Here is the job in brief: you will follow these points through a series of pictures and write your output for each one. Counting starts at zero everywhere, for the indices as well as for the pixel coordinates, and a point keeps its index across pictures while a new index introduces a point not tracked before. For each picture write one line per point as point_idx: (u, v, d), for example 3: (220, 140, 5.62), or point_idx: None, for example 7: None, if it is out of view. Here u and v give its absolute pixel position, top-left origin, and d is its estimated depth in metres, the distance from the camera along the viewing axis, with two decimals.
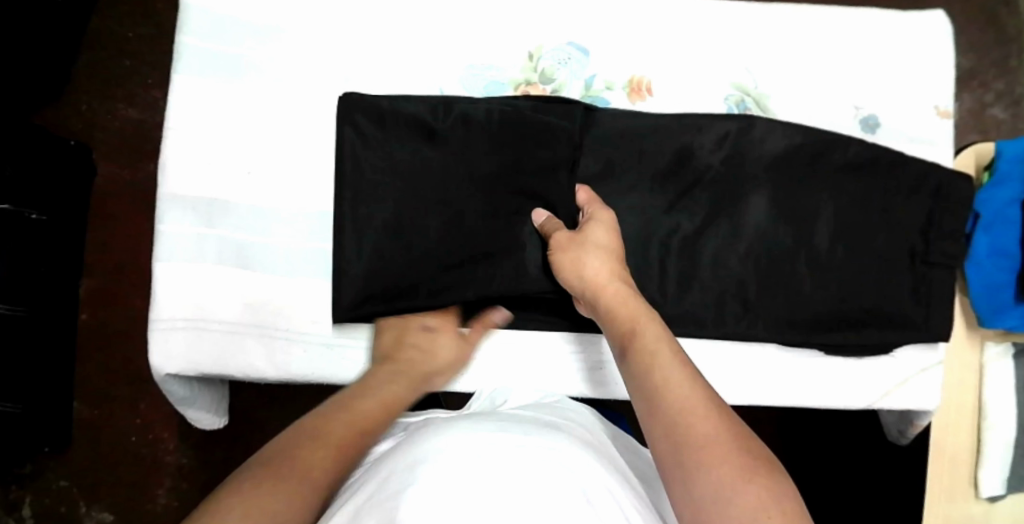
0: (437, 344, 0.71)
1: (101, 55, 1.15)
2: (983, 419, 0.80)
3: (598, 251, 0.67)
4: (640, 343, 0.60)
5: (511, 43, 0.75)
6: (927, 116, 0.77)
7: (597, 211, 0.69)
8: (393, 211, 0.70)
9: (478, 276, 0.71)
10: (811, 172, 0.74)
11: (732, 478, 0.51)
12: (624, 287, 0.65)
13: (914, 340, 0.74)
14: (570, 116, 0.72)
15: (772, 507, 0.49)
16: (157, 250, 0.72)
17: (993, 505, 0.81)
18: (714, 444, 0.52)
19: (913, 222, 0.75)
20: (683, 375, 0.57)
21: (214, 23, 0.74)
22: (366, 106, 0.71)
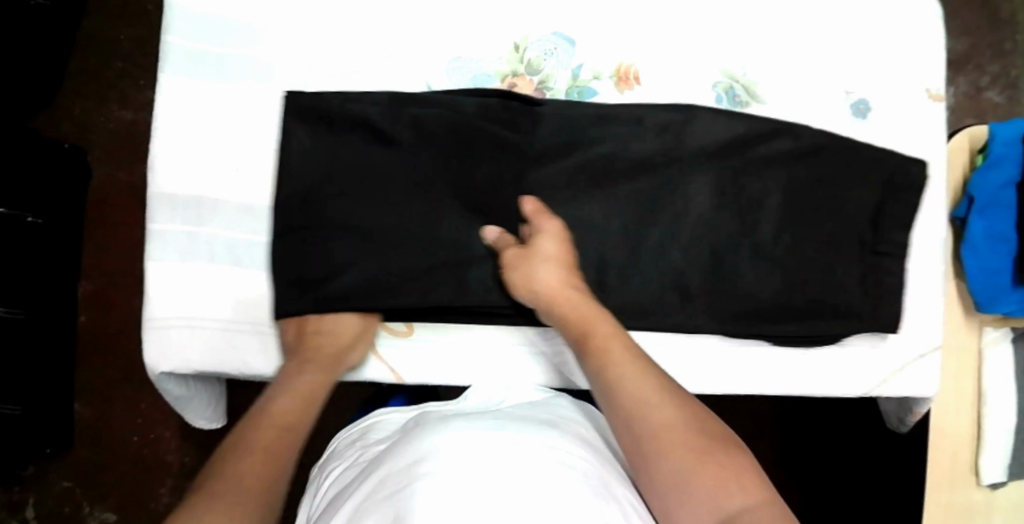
0: (342, 326, 0.69)
1: (92, 58, 1.15)
2: (982, 405, 0.79)
3: (550, 263, 0.67)
4: (598, 343, 0.62)
5: (497, 35, 0.74)
6: (919, 100, 0.76)
7: (546, 223, 0.69)
8: (334, 212, 0.70)
9: (419, 277, 0.70)
10: (752, 161, 0.73)
11: (691, 462, 0.55)
12: (578, 293, 0.66)
13: (863, 332, 0.73)
14: (513, 113, 0.71)
15: (732, 485, 0.54)
16: (148, 250, 0.72)
17: (994, 491, 0.81)
18: (673, 431, 0.56)
19: (860, 211, 0.74)
20: (637, 370, 0.59)
21: (199, 22, 0.74)
22: (310, 105, 0.70)
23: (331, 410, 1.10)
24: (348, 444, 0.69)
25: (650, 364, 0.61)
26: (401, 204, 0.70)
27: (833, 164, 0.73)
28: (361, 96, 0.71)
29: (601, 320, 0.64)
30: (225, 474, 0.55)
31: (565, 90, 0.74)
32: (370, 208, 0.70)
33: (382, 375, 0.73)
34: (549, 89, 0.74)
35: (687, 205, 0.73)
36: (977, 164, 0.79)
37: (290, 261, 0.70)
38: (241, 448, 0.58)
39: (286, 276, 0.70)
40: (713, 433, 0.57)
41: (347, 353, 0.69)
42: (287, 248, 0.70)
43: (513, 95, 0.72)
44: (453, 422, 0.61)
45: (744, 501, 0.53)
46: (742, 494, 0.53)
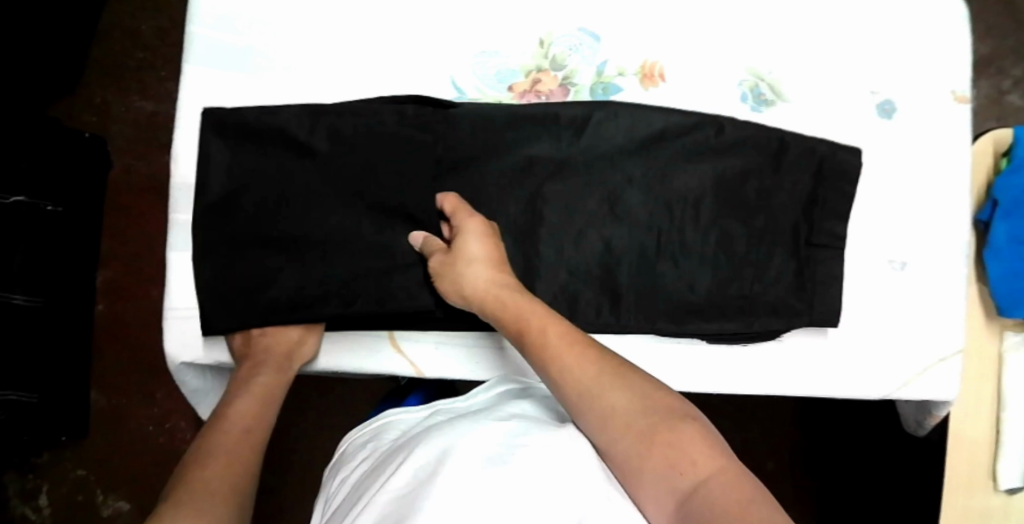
0: (286, 328, 0.70)
1: (115, 48, 1.15)
2: (1002, 409, 0.79)
3: (477, 264, 0.66)
4: (537, 338, 0.62)
5: (522, 29, 0.74)
6: (945, 102, 0.75)
7: (467, 223, 0.67)
8: (255, 226, 0.70)
9: (346, 285, 0.70)
10: (675, 156, 0.72)
11: (638, 445, 0.55)
12: (508, 288, 0.66)
13: (795, 328, 0.71)
14: (428, 120, 0.70)
15: (678, 460, 0.53)
16: (172, 240, 0.73)
17: (1011, 497, 0.80)
18: (618, 416, 0.56)
19: (794, 202, 0.72)
20: (577, 359, 0.60)
21: (224, 13, 0.74)
22: (226, 120, 0.70)
23: (349, 404, 1.11)
24: (360, 442, 0.69)
25: (589, 351, 0.61)
26: (327, 214, 0.70)
27: (846, 176, 0.71)
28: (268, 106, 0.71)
29: (532, 312, 0.64)
30: (191, 479, 0.58)
31: (589, 86, 0.73)
32: (296, 218, 0.70)
33: (402, 368, 0.73)
34: (572, 85, 0.73)
35: (693, 203, 0.72)
36: (1001, 167, 0.79)
37: (224, 275, 0.70)
38: (205, 453, 0.61)
39: (218, 287, 0.70)
40: (661, 412, 0.57)
41: (295, 351, 0.70)
42: (214, 259, 0.70)
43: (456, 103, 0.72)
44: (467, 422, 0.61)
45: (696, 473, 0.53)
46: (692, 467, 0.53)
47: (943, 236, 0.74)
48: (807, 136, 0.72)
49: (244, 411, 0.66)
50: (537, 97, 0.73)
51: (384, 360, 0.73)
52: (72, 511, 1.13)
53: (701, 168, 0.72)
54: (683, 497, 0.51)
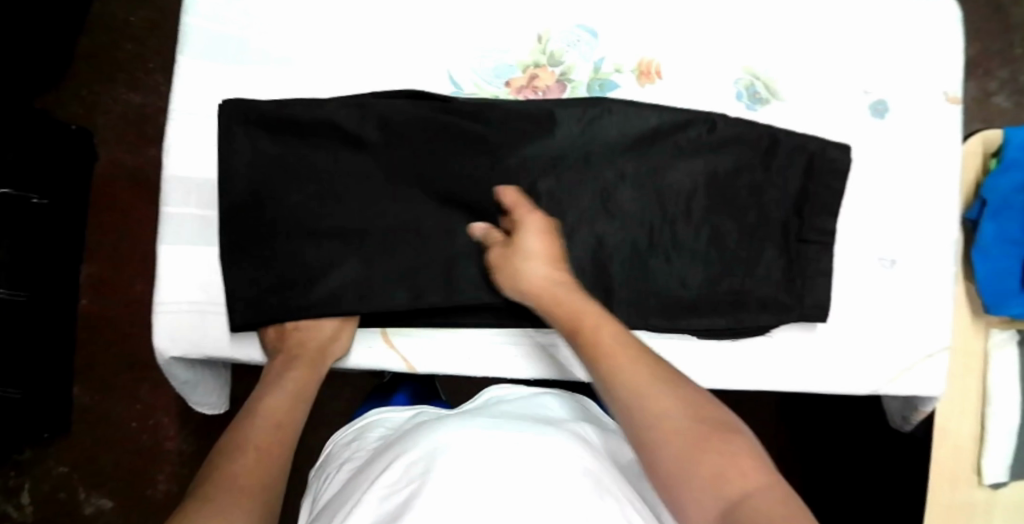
0: (321, 323, 0.71)
1: (101, 39, 1.14)
2: (987, 405, 0.81)
3: (534, 260, 0.65)
4: (587, 334, 0.59)
5: (520, 25, 0.74)
6: (937, 102, 0.76)
7: (528, 217, 0.67)
8: (288, 219, 0.70)
9: (381, 276, 0.71)
10: (666, 152, 0.72)
11: (688, 452, 0.51)
12: (563, 284, 0.64)
13: (786, 322, 0.72)
14: (458, 112, 0.70)
15: (729, 470, 0.50)
16: (162, 233, 0.73)
17: (996, 492, 0.82)
18: (668, 419, 0.53)
19: (784, 199, 0.72)
20: (631, 361, 0.56)
21: (219, 4, 0.74)
22: (253, 113, 0.70)
23: (337, 400, 1.11)
24: (345, 440, 0.71)
25: (641, 351, 0.57)
26: (358, 206, 0.71)
27: (836, 174, 0.72)
28: (286, 99, 0.71)
29: (586, 309, 0.61)
30: (225, 463, 0.59)
31: (586, 82, 0.73)
32: (328, 210, 0.70)
33: (394, 363, 0.74)
34: (570, 81, 0.73)
35: (686, 200, 0.72)
36: (990, 168, 0.80)
37: (256, 268, 0.71)
38: (239, 438, 0.62)
39: (237, 279, 0.71)
40: (713, 420, 0.53)
41: (328, 347, 0.71)
42: (233, 251, 0.71)
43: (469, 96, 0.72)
44: (454, 419, 0.62)
45: (745, 486, 0.49)
46: (742, 480, 0.49)
47: (933, 236, 0.75)
48: (797, 132, 0.72)
49: (279, 404, 0.67)
50: (534, 92, 0.73)
51: (378, 355, 0.74)
52: (54, 509, 1.12)
53: (696, 166, 0.72)
54: (732, 510, 0.48)
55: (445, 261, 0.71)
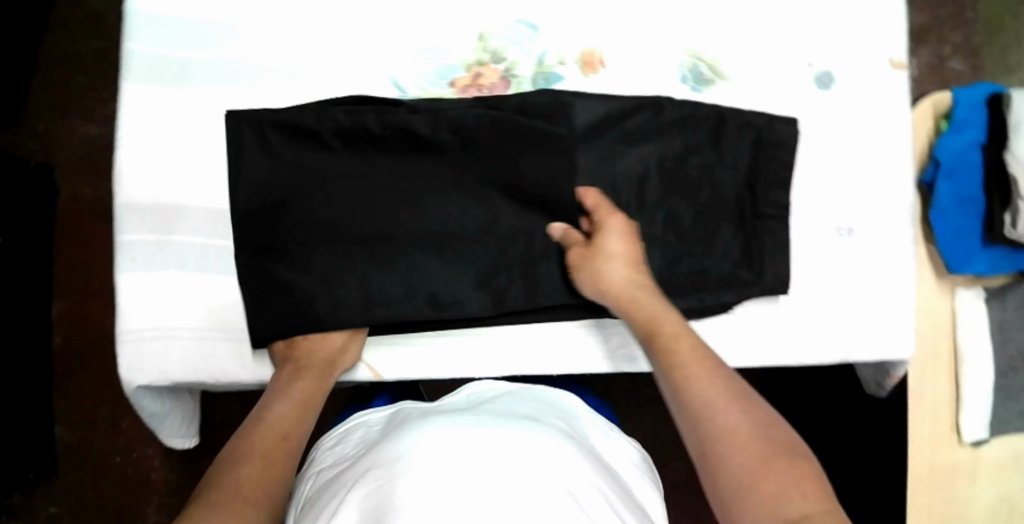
0: (330, 336, 0.70)
1: (54, 75, 1.13)
2: (960, 365, 0.81)
3: (615, 262, 0.67)
4: (666, 342, 0.63)
5: (460, 25, 0.74)
6: (882, 69, 0.76)
7: (609, 220, 0.69)
8: (304, 232, 0.70)
9: (389, 286, 0.71)
10: (616, 138, 0.72)
11: (750, 466, 0.53)
12: (644, 289, 0.67)
13: (749, 298, 0.72)
14: (469, 115, 0.70)
15: (789, 488, 0.52)
16: (118, 262, 0.73)
17: (977, 450, 0.83)
18: (736, 431, 0.55)
19: (735, 176, 0.73)
20: (708, 374, 0.59)
21: (159, 28, 0.74)
22: (265, 121, 0.70)
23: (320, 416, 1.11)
24: (323, 448, 0.70)
25: (719, 366, 0.60)
26: (367, 213, 0.70)
27: (785, 147, 0.72)
28: (280, 107, 0.70)
29: (667, 318, 0.65)
30: (227, 481, 0.57)
31: (531, 77, 0.73)
32: (340, 218, 0.70)
33: (360, 373, 0.73)
34: (514, 76, 0.73)
35: (640, 185, 0.72)
36: (942, 129, 0.80)
37: (267, 286, 0.70)
38: (242, 455, 0.60)
39: (253, 296, 0.70)
40: (780, 440, 0.55)
41: (335, 360, 0.70)
42: (248, 270, 0.70)
43: (426, 97, 0.72)
44: (436, 419, 0.62)
45: (802, 505, 0.51)
46: (799, 499, 0.51)
47: (888, 202, 0.76)
48: (745, 109, 0.73)
49: (283, 416, 0.65)
50: (480, 91, 0.73)
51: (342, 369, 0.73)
52: None
53: (647, 149, 0.72)
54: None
55: (452, 263, 0.71)
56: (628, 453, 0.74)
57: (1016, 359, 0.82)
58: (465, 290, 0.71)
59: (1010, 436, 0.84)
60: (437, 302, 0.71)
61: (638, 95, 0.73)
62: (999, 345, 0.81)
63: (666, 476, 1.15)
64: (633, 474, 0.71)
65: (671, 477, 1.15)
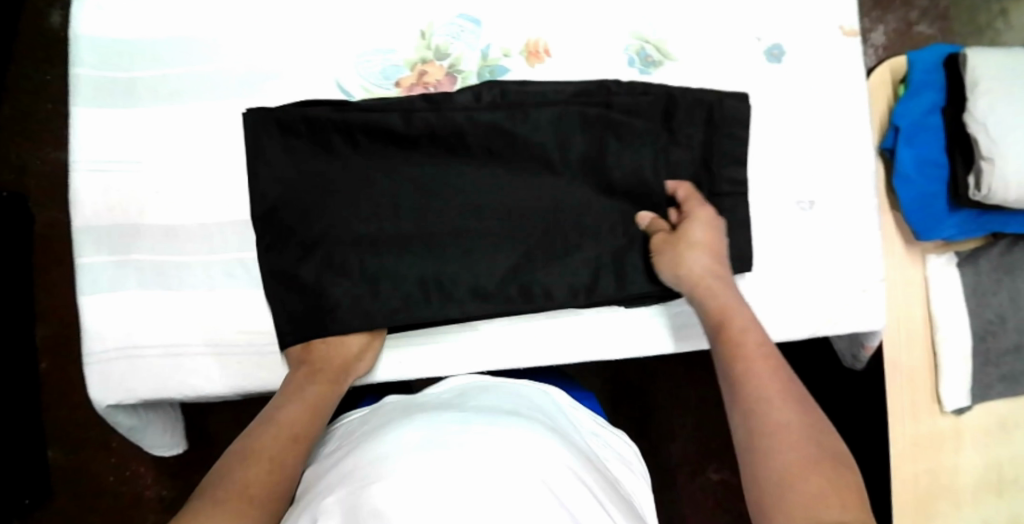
0: (347, 340, 0.70)
1: (21, 104, 1.14)
2: (936, 331, 0.80)
3: (699, 250, 0.67)
4: (734, 332, 0.63)
5: (401, 24, 0.73)
6: (833, 38, 0.75)
7: (697, 211, 0.69)
8: (333, 229, 0.70)
9: (414, 284, 0.71)
10: (561, 124, 0.71)
11: (797, 466, 0.54)
12: (719, 280, 0.67)
13: None
14: (496, 109, 0.70)
15: (829, 496, 0.53)
16: (80, 285, 0.73)
17: (961, 417, 0.82)
18: (789, 431, 0.56)
19: (690, 156, 0.72)
20: (770, 371, 0.60)
21: (105, 50, 0.74)
22: (290, 118, 0.70)
23: None
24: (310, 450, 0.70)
25: (784, 366, 0.61)
26: (392, 209, 0.70)
27: (737, 123, 0.72)
28: (293, 103, 0.71)
29: (739, 311, 0.65)
30: (228, 487, 0.58)
31: (476, 71, 0.73)
32: (365, 214, 0.70)
33: None
34: (459, 72, 0.73)
35: (595, 170, 0.71)
36: (900, 94, 0.80)
37: (295, 289, 0.71)
38: (246, 460, 0.61)
39: (279, 299, 0.71)
40: (831, 447, 0.56)
41: (350, 366, 0.70)
42: (266, 273, 0.71)
43: (370, 98, 0.72)
44: (420, 416, 0.61)
45: (840, 514, 0.52)
46: (838, 507, 0.52)
47: (849, 171, 0.75)
48: (692, 87, 0.72)
49: (293, 418, 0.66)
50: (425, 88, 0.72)
51: None
52: None
53: (598, 133, 0.71)
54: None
55: (469, 259, 0.71)
56: (606, 441, 0.73)
57: (994, 323, 0.80)
58: (479, 285, 0.71)
59: (992, 401, 0.82)
60: (434, 304, 0.71)
61: (583, 80, 0.72)
62: (975, 308, 0.80)
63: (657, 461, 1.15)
64: (612, 460, 0.71)
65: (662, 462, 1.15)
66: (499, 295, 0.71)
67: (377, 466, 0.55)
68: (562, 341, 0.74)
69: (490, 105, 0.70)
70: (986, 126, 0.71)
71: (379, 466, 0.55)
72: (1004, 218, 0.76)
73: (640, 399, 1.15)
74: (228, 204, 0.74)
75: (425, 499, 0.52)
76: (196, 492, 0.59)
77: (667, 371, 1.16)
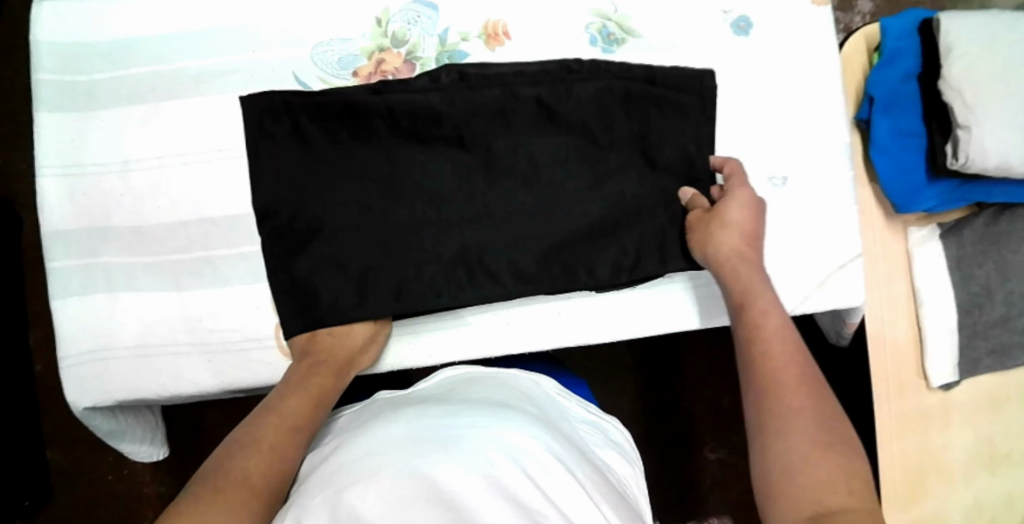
0: (353, 331, 0.68)
1: (6, 108, 1.15)
2: (919, 304, 0.78)
3: (732, 229, 0.64)
4: (754, 314, 0.60)
5: (357, 13, 0.72)
6: (802, 7, 0.73)
7: (736, 191, 0.66)
8: (353, 215, 0.68)
9: (435, 268, 0.68)
10: (538, 108, 0.69)
11: (808, 450, 0.52)
12: (748, 261, 0.64)
13: (690, 265, 0.69)
14: (514, 87, 0.69)
15: (840, 483, 0.51)
16: (52, 289, 0.71)
17: (949, 393, 0.80)
18: (800, 416, 0.54)
19: (680, 133, 0.69)
20: (790, 352, 0.57)
21: (66, 53, 0.73)
22: (303, 105, 0.68)
23: None
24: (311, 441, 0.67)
25: (804, 349, 0.58)
26: (412, 193, 0.68)
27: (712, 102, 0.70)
28: (285, 90, 0.69)
29: (762, 291, 0.62)
30: (216, 478, 0.56)
31: (435, 57, 0.72)
32: (385, 199, 0.68)
33: None
34: (418, 59, 0.72)
35: (583, 150, 0.69)
36: (874, 63, 0.77)
37: (305, 280, 0.68)
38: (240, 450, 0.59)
39: (287, 293, 0.69)
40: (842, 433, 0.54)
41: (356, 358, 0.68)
42: (269, 267, 0.69)
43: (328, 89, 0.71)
44: (411, 410, 0.58)
45: (846, 501, 0.50)
46: (845, 493, 0.51)
47: (824, 144, 0.73)
48: (671, 66, 0.70)
49: (296, 409, 0.63)
50: (384, 77, 0.71)
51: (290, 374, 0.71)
52: None
53: (598, 110, 0.69)
54: (817, 515, 0.49)
55: (477, 242, 0.69)
56: (597, 427, 0.69)
57: (981, 296, 0.78)
58: (496, 269, 0.69)
59: (982, 376, 0.80)
60: (451, 291, 0.68)
61: (544, 60, 0.70)
62: (959, 281, 0.77)
63: (654, 443, 1.14)
64: (604, 448, 0.66)
65: (658, 446, 1.14)
66: (489, 279, 0.69)
67: (363, 463, 0.52)
68: (531, 330, 0.71)
69: (507, 83, 0.69)
70: (962, 92, 0.69)
71: (364, 464, 0.52)
72: (987, 187, 0.74)
73: (633, 383, 1.14)
74: (191, 201, 0.71)
75: (406, 501, 0.49)
76: (189, 482, 0.57)
77: (659, 353, 1.15)
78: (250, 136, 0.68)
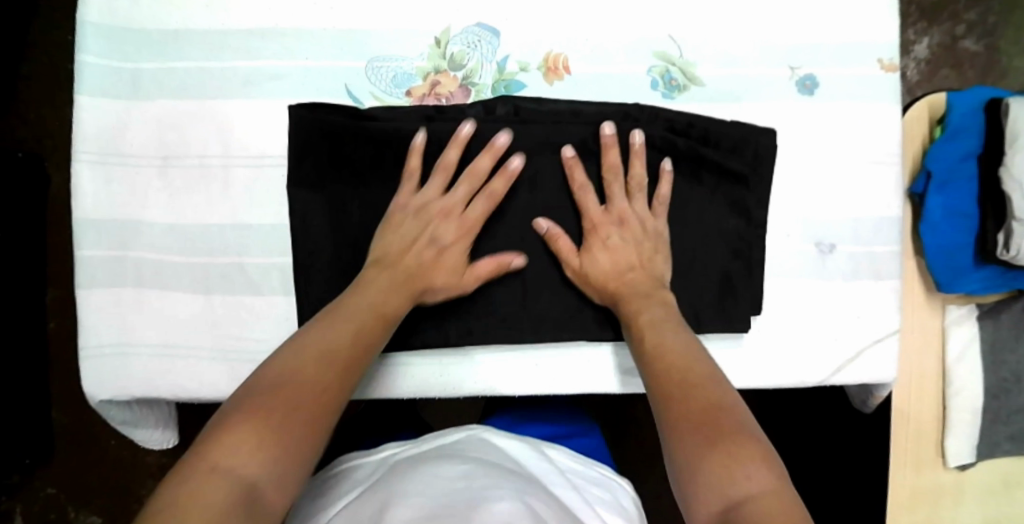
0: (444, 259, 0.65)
1: (42, 59, 1.13)
2: (948, 387, 0.77)
3: (604, 254, 0.66)
4: (644, 327, 0.62)
5: (416, 30, 0.70)
6: (870, 72, 0.71)
7: (589, 204, 0.66)
8: None
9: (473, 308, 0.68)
10: (589, 150, 0.67)
11: (701, 448, 0.52)
12: (634, 290, 0.65)
13: (730, 332, 0.68)
14: (568, 127, 0.67)
15: (746, 470, 0.50)
16: (79, 277, 0.70)
17: (964, 473, 0.79)
18: (692, 416, 0.54)
19: (733, 192, 0.68)
20: (687, 354, 0.59)
21: (112, 36, 0.70)
22: (349, 126, 0.66)
23: None
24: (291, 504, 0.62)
25: (701, 359, 0.59)
26: None
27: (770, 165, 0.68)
28: (333, 105, 0.68)
29: (652, 310, 0.64)
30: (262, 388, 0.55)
31: (491, 84, 0.70)
32: None
33: None
34: (474, 84, 0.70)
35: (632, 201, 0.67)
36: (936, 136, 0.76)
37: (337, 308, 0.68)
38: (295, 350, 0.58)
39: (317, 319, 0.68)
40: (732, 411, 0.54)
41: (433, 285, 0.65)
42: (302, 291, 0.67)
43: (381, 107, 0.69)
44: (422, 468, 0.56)
45: (754, 488, 0.49)
46: (754, 478, 0.49)
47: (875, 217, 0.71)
48: (731, 121, 0.69)
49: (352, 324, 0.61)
50: (437, 100, 0.70)
51: None
52: None
53: (651, 159, 0.68)
54: (727, 510, 0.48)
55: (510, 280, 0.67)
56: (605, 487, 0.64)
57: (1009, 382, 0.77)
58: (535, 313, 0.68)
59: (999, 459, 0.80)
60: (484, 331, 0.68)
61: (603, 102, 0.69)
62: (990, 366, 0.77)
63: None
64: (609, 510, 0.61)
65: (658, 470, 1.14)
66: (522, 325, 0.68)
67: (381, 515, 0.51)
68: (550, 378, 0.70)
69: (558, 123, 0.68)
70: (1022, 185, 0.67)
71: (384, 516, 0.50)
72: None
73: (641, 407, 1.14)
74: (228, 206, 0.70)
75: None
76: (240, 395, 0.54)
77: None
78: (291, 152, 0.67)
